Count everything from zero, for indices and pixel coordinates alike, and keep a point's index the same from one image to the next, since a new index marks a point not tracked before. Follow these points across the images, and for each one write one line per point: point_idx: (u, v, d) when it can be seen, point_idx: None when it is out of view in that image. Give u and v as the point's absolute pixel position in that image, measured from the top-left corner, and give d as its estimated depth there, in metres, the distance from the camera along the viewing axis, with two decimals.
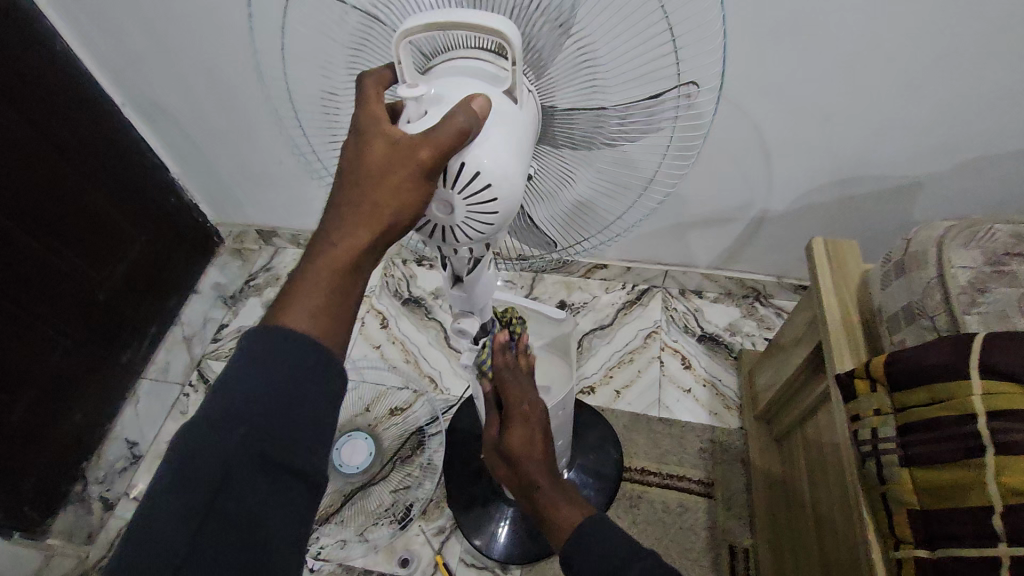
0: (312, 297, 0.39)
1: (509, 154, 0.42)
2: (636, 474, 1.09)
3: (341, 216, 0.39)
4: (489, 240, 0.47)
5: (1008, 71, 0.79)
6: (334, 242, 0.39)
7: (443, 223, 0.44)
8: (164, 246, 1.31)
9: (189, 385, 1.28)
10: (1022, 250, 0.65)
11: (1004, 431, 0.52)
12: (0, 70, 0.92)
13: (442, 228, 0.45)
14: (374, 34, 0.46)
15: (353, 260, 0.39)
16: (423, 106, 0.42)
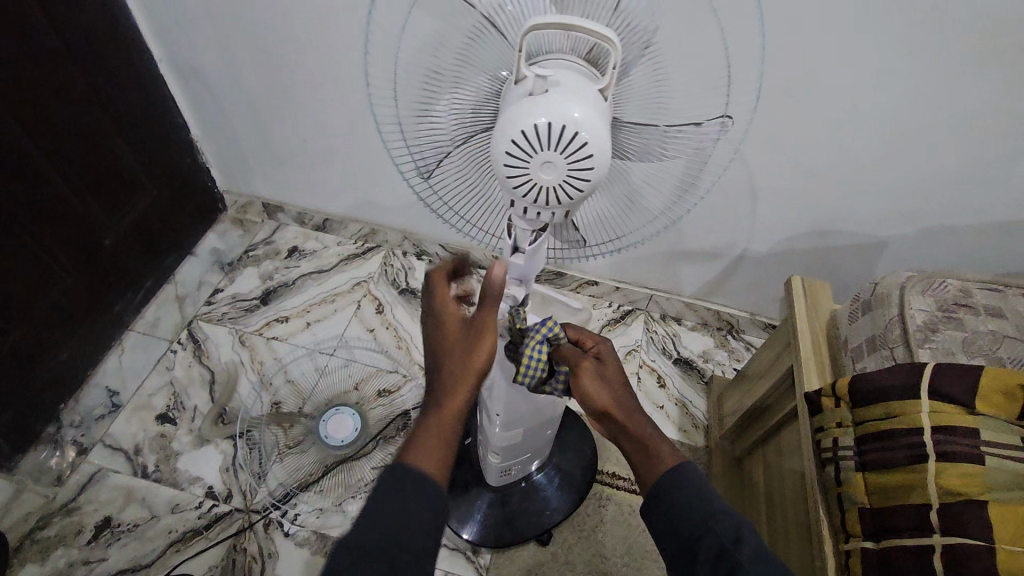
0: (431, 451, 0.56)
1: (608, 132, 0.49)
2: (608, 478, 1.14)
3: (441, 384, 0.58)
4: (569, 209, 0.54)
5: (964, 156, 0.94)
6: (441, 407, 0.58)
7: (542, 184, 0.50)
8: (173, 203, 1.33)
9: (178, 343, 1.27)
10: (967, 302, 0.78)
11: (944, 441, 0.62)
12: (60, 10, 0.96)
13: (540, 189, 0.51)
14: (490, 36, 0.55)
15: (457, 414, 0.58)
16: (545, 85, 0.48)
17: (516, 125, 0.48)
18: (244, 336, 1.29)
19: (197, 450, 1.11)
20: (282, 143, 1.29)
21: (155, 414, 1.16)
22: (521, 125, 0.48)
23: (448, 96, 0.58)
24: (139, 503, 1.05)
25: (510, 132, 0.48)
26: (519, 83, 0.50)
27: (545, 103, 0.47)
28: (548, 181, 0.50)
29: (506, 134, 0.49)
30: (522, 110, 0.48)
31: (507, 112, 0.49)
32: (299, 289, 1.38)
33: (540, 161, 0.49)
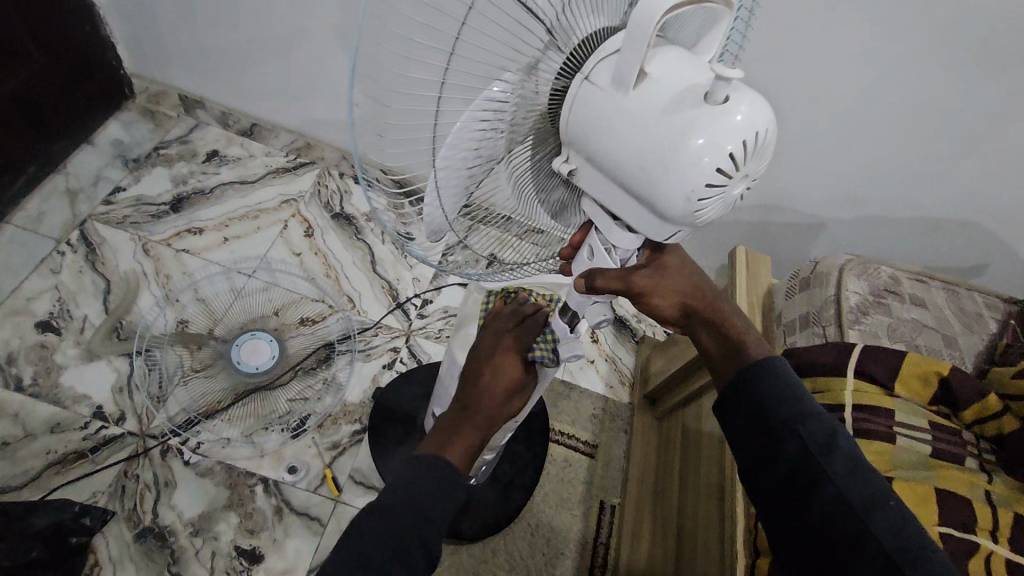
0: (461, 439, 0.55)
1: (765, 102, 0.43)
2: None
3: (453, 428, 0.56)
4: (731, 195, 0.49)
5: (914, 150, 0.95)
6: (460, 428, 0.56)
7: (729, 197, 0.45)
8: (67, 78, 1.13)
9: (66, 245, 1.11)
10: (896, 289, 0.81)
11: (864, 421, 0.64)
12: None
13: (723, 202, 0.45)
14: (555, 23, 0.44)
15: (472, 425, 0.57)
16: (683, 101, 0.42)
17: (710, 149, 0.41)
18: (149, 244, 1.15)
19: (85, 365, 0.99)
20: (210, 26, 1.11)
21: (35, 321, 1.01)
22: (720, 148, 0.41)
23: (512, 107, 0.47)
24: (10, 418, 0.92)
25: (706, 161, 0.41)
26: (637, 95, 0.43)
27: (725, 115, 0.41)
28: (735, 196, 0.45)
29: (703, 161, 0.41)
30: (700, 127, 0.41)
31: (676, 135, 0.42)
32: (218, 200, 1.23)
33: (731, 178, 0.43)
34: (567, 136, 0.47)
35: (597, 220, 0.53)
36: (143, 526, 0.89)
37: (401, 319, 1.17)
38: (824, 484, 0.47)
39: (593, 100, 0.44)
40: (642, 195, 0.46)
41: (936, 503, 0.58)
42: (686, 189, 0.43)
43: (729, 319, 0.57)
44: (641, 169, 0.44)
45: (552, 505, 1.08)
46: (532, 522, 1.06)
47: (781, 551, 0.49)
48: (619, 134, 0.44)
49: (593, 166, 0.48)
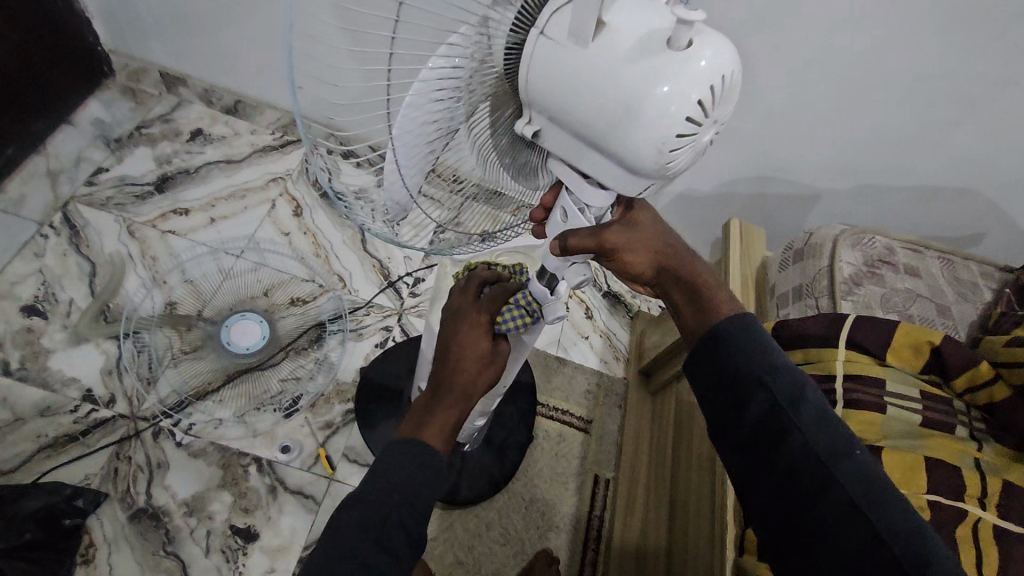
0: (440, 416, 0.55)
1: (727, 42, 0.43)
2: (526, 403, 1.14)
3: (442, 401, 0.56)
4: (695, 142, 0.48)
5: (910, 117, 0.93)
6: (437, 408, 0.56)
7: (698, 142, 0.45)
8: (42, 56, 1.09)
9: (50, 227, 1.09)
10: (890, 259, 0.80)
11: (853, 390, 0.64)
12: None
13: (694, 148, 0.45)
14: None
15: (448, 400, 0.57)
16: (643, 51, 0.41)
17: (680, 100, 0.41)
18: (134, 225, 1.13)
19: (73, 348, 0.98)
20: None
21: (20, 305, 1.00)
22: (687, 97, 0.41)
23: (474, 74, 0.46)
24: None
25: (676, 112, 0.42)
26: (597, 48, 0.42)
27: (691, 62, 0.41)
28: (706, 142, 0.45)
29: (673, 112, 0.42)
30: (666, 75, 0.41)
31: (641, 87, 0.41)
32: (203, 179, 1.21)
33: (699, 125, 0.43)
34: (526, 93, 0.46)
35: (567, 179, 0.53)
36: (137, 508, 0.89)
37: (393, 298, 1.16)
38: (792, 434, 0.49)
39: (553, 55, 0.43)
40: (612, 152, 0.46)
41: (924, 473, 0.58)
42: (658, 141, 0.43)
43: (699, 275, 0.57)
44: (610, 125, 0.44)
45: (547, 480, 1.09)
46: (526, 497, 1.06)
47: (748, 496, 0.51)
48: (584, 90, 0.43)
49: (556, 125, 0.47)
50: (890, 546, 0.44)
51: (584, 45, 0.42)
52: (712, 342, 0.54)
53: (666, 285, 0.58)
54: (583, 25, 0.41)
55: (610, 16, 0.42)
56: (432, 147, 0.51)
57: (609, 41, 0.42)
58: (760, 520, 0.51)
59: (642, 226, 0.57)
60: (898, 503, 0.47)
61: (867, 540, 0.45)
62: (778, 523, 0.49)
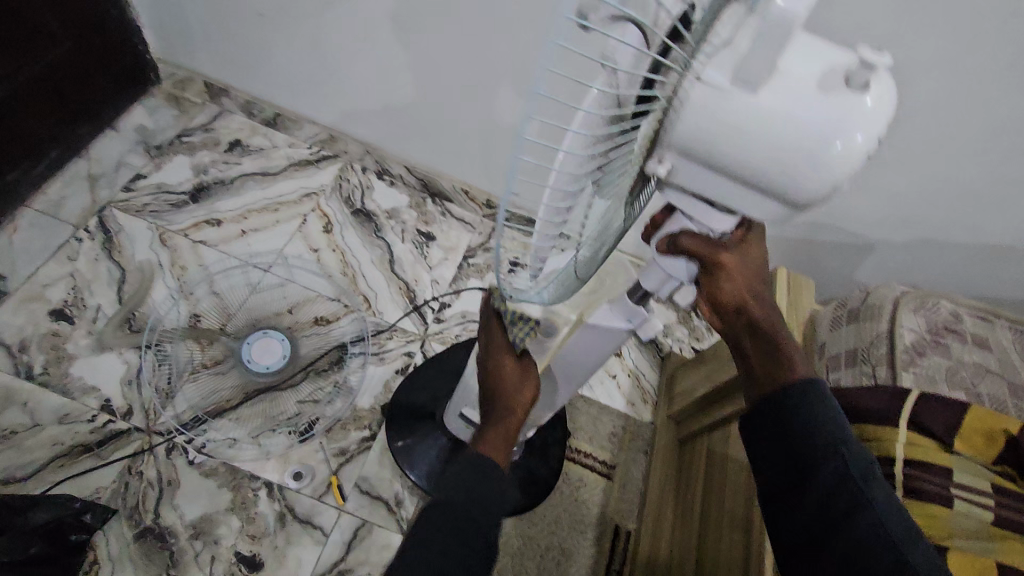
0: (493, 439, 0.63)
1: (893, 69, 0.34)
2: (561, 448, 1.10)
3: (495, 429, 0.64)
4: None
5: (981, 171, 0.87)
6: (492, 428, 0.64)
7: None
8: (92, 62, 1.11)
9: (85, 231, 1.09)
10: (956, 327, 0.73)
11: (915, 478, 0.58)
12: None
13: None
14: None
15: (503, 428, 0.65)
16: (820, 82, 0.31)
17: (875, 141, 0.32)
18: (167, 234, 1.13)
19: (96, 355, 0.98)
20: (234, 12, 1.09)
21: (50, 309, 1.00)
22: (878, 134, 0.32)
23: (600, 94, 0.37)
24: (19, 407, 0.91)
25: (869, 153, 0.32)
26: (765, 86, 0.31)
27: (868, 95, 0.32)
28: None
29: (868, 152, 0.32)
30: (851, 113, 0.31)
31: (830, 127, 0.31)
32: (238, 191, 1.21)
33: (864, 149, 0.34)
34: (670, 146, 0.34)
35: (691, 210, 0.41)
36: (144, 526, 0.87)
37: (417, 323, 1.13)
38: (863, 509, 0.46)
39: (712, 102, 0.31)
40: (771, 195, 0.35)
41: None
42: (836, 183, 0.33)
43: (780, 327, 0.50)
44: (781, 176, 0.33)
45: (565, 527, 1.03)
46: (542, 543, 1.00)
47: (799, 558, 0.49)
48: (743, 140, 0.32)
49: (698, 168, 0.35)
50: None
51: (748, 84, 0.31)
52: (782, 408, 0.50)
53: (734, 328, 0.50)
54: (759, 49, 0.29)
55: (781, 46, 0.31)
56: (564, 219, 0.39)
57: (779, 75, 0.31)
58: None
59: (748, 255, 0.47)
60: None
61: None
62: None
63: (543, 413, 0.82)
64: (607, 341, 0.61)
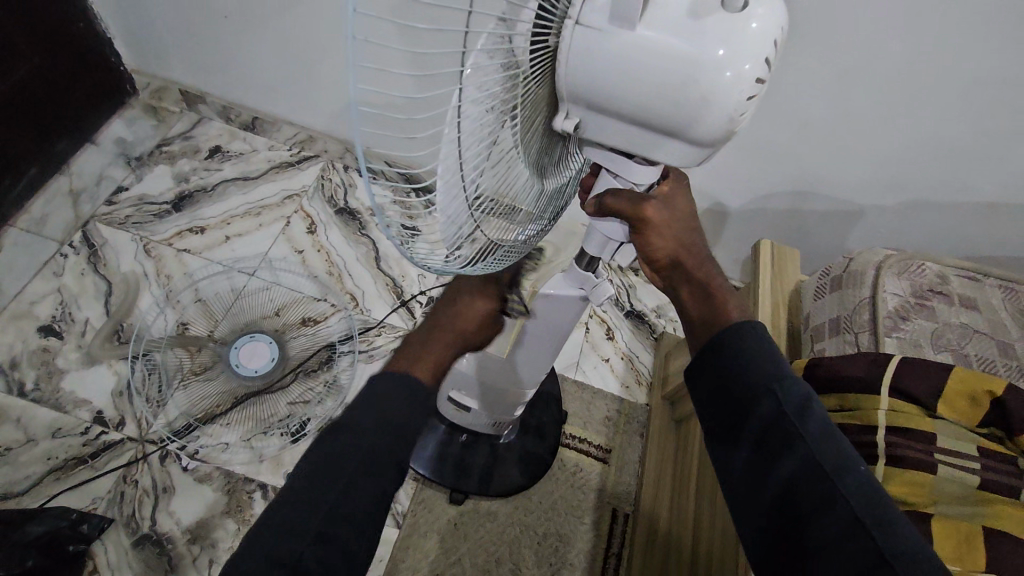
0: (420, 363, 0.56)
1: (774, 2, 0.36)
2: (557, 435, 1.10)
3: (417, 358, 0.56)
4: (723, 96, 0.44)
5: (967, 127, 0.84)
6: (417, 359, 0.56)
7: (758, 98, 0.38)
8: (63, 77, 1.10)
9: (70, 246, 1.10)
10: (942, 289, 0.72)
11: (898, 446, 0.56)
12: None
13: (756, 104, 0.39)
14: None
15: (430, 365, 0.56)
16: (700, 15, 0.34)
17: (745, 57, 0.34)
18: (151, 244, 1.13)
19: (87, 368, 0.99)
20: (200, 17, 1.08)
21: (38, 325, 1.01)
22: (752, 51, 0.34)
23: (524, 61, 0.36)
24: (13, 423, 0.92)
25: (744, 71, 0.34)
26: (645, 22, 0.34)
27: (747, 22, 0.34)
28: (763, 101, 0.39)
29: (742, 72, 0.34)
30: (727, 39, 0.34)
31: (702, 51, 0.34)
32: (220, 197, 1.21)
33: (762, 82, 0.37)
34: (572, 91, 0.38)
35: (611, 162, 0.45)
36: (141, 533, 0.88)
37: (405, 318, 1.13)
38: (797, 445, 0.44)
39: (596, 43, 0.35)
40: (673, 131, 0.38)
41: (982, 546, 0.50)
42: (730, 110, 0.36)
43: (714, 280, 0.49)
44: (674, 103, 0.36)
45: (562, 513, 1.03)
46: (539, 531, 1.00)
47: (740, 508, 0.45)
48: (634, 78, 0.36)
49: (603, 115, 0.39)
50: (896, 569, 0.38)
51: (628, 25, 0.34)
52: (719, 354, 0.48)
53: (670, 284, 0.50)
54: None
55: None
56: (489, 168, 0.41)
57: (656, 15, 0.34)
58: (757, 539, 0.44)
59: (675, 205, 0.48)
60: (900, 523, 0.40)
61: (871, 558, 0.38)
62: (777, 540, 0.42)
63: (522, 389, 0.82)
64: (565, 312, 0.64)
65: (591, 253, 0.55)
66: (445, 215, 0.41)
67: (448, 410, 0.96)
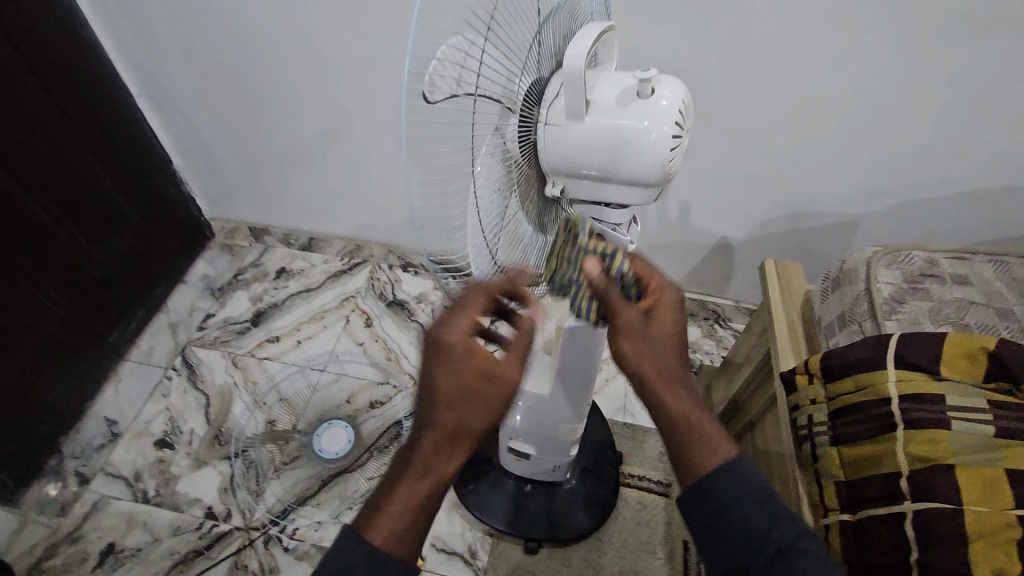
0: (390, 521, 0.47)
1: (679, 81, 0.50)
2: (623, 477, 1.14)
3: (389, 493, 0.48)
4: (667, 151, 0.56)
5: (925, 131, 0.94)
6: (391, 498, 0.48)
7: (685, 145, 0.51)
8: (158, 233, 1.34)
9: (173, 370, 1.29)
10: (933, 272, 0.79)
11: (913, 410, 0.62)
12: (42, 61, 1.01)
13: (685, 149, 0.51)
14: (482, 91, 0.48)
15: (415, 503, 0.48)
16: (626, 102, 0.48)
17: (661, 122, 0.47)
18: (237, 358, 1.31)
19: (195, 472, 1.13)
20: (265, 166, 1.33)
21: (153, 440, 1.18)
22: (665, 118, 0.48)
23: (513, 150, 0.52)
24: (141, 528, 1.06)
25: (663, 131, 0.48)
26: (589, 113, 0.49)
27: (659, 99, 0.48)
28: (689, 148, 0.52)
29: (662, 132, 0.47)
30: (646, 114, 0.48)
31: (631, 125, 0.48)
32: (289, 309, 1.40)
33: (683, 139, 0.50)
34: (548, 164, 0.52)
35: (590, 213, 0.57)
36: None
37: None
38: None
39: (559, 133, 0.50)
40: (626, 181, 0.51)
41: (1006, 487, 0.55)
42: (661, 160, 0.48)
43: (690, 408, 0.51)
44: (621, 163, 0.49)
45: (636, 551, 1.06)
46: (615, 570, 1.03)
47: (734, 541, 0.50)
48: (590, 151, 0.50)
49: (576, 179, 0.53)
50: None
51: (577, 118, 0.49)
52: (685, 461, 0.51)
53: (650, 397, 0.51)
54: (575, 101, 0.48)
55: (592, 90, 0.49)
56: (504, 231, 0.55)
57: (596, 107, 0.49)
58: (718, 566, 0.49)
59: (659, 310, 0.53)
60: None
61: None
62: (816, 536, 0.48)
63: (573, 427, 0.90)
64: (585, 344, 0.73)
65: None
66: (481, 272, 0.54)
67: (507, 462, 1.03)
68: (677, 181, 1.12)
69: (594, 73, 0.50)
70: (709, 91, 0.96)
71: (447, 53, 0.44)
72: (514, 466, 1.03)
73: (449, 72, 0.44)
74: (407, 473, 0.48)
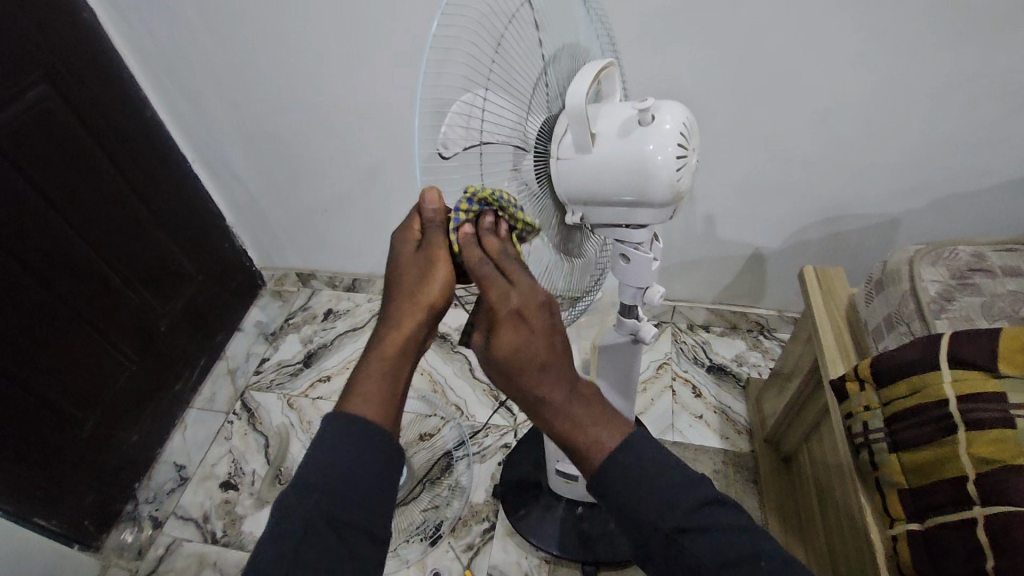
0: (368, 388, 0.49)
1: (678, 104, 0.52)
2: None
3: (366, 360, 0.50)
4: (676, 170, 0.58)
5: (957, 124, 0.92)
6: (369, 365, 0.49)
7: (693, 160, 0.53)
8: (215, 285, 1.43)
9: (234, 415, 1.36)
10: (982, 266, 0.76)
11: (975, 411, 0.60)
12: (110, 142, 1.12)
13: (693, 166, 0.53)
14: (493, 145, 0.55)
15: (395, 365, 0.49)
16: (628, 130, 0.51)
17: (665, 144, 0.49)
18: (292, 399, 1.37)
19: (258, 511, 1.18)
20: (309, 217, 1.42)
21: (219, 482, 1.24)
22: (668, 140, 0.49)
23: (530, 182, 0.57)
24: (211, 567, 1.12)
25: (667, 152, 0.49)
26: (596, 145, 0.52)
27: (660, 123, 0.50)
28: (695, 164, 0.53)
29: (666, 154, 0.49)
30: (647, 139, 0.50)
31: (634, 150, 0.50)
32: (338, 349, 1.46)
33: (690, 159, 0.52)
34: (563, 193, 0.56)
35: (613, 234, 0.60)
36: None
37: (506, 416, 1.27)
38: None
39: (571, 164, 0.54)
40: (638, 203, 0.53)
41: None
42: (667, 178, 0.50)
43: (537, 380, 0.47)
44: (630, 186, 0.52)
45: None
46: None
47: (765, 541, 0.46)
48: (602, 179, 0.52)
49: (593, 208, 0.56)
50: None
51: (586, 150, 0.52)
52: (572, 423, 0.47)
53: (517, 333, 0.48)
54: (580, 136, 0.51)
55: (597, 123, 0.52)
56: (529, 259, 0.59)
57: (601, 139, 0.52)
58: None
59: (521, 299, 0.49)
60: None
61: None
62: None
63: None
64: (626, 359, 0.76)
65: (629, 302, 0.67)
66: None
67: (558, 486, 1.03)
68: (704, 196, 1.13)
69: (597, 109, 0.53)
70: (726, 106, 0.98)
71: (453, 116, 0.53)
72: (564, 489, 1.02)
73: (456, 130, 0.53)
74: (373, 347, 0.50)
